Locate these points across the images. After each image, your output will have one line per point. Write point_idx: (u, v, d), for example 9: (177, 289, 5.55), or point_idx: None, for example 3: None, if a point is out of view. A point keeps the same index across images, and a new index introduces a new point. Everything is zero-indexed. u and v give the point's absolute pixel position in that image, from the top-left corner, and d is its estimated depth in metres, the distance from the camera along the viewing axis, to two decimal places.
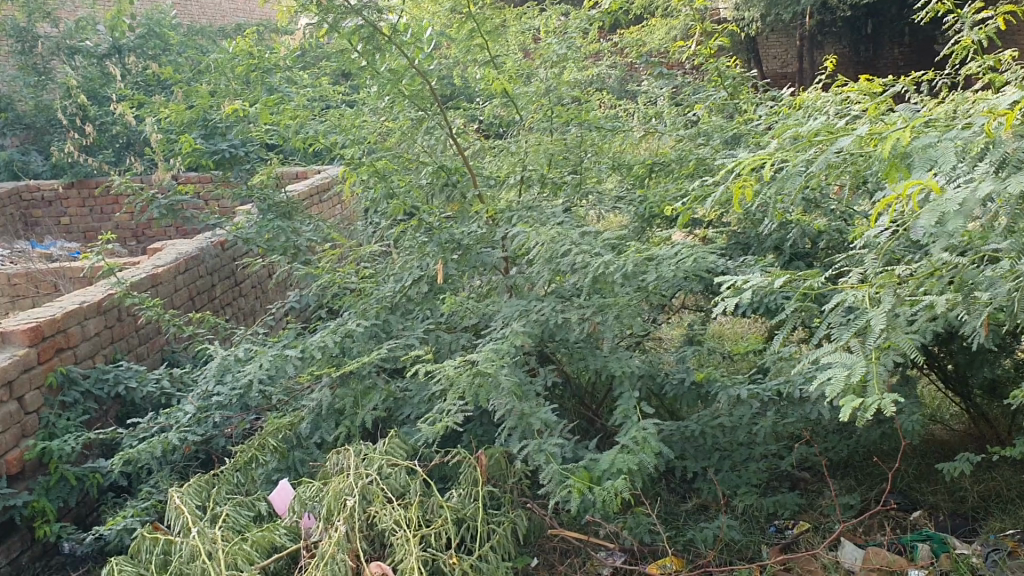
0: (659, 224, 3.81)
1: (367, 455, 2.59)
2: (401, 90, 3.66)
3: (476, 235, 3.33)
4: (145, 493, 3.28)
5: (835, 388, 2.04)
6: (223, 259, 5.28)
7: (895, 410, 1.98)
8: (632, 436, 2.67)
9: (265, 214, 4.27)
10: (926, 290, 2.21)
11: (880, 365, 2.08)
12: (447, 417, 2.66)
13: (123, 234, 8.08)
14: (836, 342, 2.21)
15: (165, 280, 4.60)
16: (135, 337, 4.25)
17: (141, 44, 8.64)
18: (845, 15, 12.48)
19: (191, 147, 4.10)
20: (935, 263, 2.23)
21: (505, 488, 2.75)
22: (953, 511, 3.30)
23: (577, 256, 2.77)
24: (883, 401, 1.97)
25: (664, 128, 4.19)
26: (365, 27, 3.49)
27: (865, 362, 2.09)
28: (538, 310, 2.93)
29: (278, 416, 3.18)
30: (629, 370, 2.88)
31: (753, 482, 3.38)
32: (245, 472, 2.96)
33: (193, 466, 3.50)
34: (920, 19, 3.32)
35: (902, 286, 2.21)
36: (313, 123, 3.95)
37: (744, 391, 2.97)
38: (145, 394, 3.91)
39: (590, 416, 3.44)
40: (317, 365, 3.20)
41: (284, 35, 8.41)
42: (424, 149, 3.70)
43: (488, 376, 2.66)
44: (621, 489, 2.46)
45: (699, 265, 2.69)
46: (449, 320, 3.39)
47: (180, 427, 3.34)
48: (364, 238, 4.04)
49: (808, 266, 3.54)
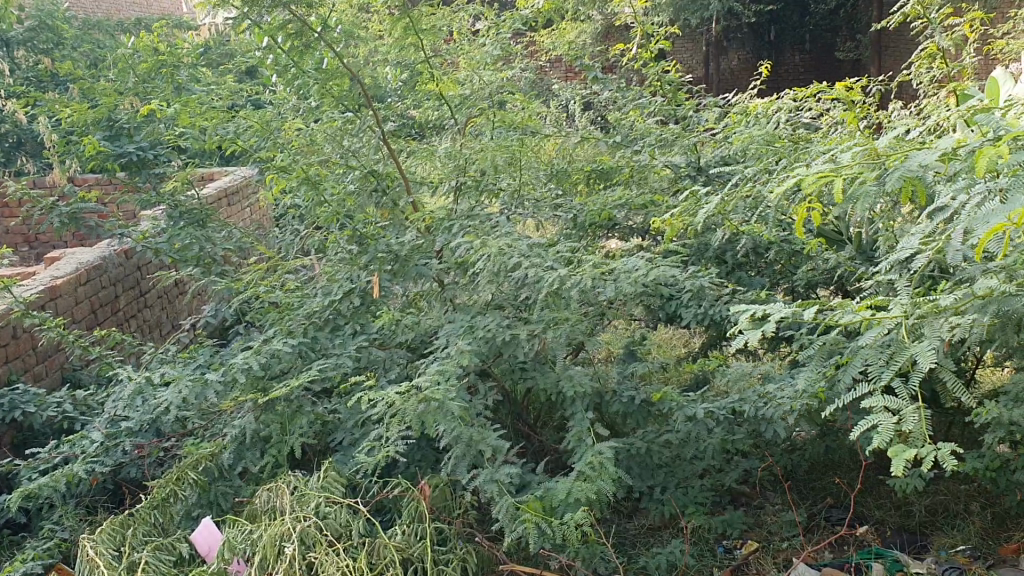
0: (598, 233, 3.67)
1: (303, 494, 2.41)
2: (330, 89, 3.46)
3: (413, 246, 3.12)
4: (47, 532, 2.97)
5: (884, 437, 1.85)
6: (128, 268, 4.94)
7: (954, 462, 1.79)
8: (588, 461, 2.52)
9: (176, 221, 3.98)
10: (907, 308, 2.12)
11: (927, 407, 1.93)
12: (389, 448, 2.47)
13: (15, 238, 7.49)
14: (876, 383, 2.03)
15: (64, 293, 4.25)
16: (32, 356, 3.90)
17: (31, 36, 8.10)
18: (753, 22, 12.65)
19: (96, 149, 3.78)
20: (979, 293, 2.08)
21: (451, 522, 2.57)
22: (900, 526, 3.24)
23: (528, 270, 2.60)
24: (940, 451, 1.79)
25: (599, 134, 4.06)
26: (292, 22, 3.27)
27: (915, 408, 1.90)
28: (483, 325, 2.74)
29: (198, 445, 2.91)
30: (581, 390, 2.72)
31: (700, 501, 3.27)
32: (163, 509, 2.70)
33: (101, 500, 3.20)
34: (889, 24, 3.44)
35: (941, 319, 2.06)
36: (232, 124, 3.67)
37: (699, 410, 2.84)
38: (45, 419, 3.58)
39: (532, 437, 3.27)
40: (241, 389, 2.95)
41: (187, 30, 8.02)
42: (354, 154, 3.47)
43: (436, 402, 2.46)
44: (582, 522, 2.31)
45: (659, 278, 2.56)
46: (382, 337, 3.17)
47: (87, 458, 3.04)
48: (286, 247, 3.78)
49: (752, 275, 3.45)
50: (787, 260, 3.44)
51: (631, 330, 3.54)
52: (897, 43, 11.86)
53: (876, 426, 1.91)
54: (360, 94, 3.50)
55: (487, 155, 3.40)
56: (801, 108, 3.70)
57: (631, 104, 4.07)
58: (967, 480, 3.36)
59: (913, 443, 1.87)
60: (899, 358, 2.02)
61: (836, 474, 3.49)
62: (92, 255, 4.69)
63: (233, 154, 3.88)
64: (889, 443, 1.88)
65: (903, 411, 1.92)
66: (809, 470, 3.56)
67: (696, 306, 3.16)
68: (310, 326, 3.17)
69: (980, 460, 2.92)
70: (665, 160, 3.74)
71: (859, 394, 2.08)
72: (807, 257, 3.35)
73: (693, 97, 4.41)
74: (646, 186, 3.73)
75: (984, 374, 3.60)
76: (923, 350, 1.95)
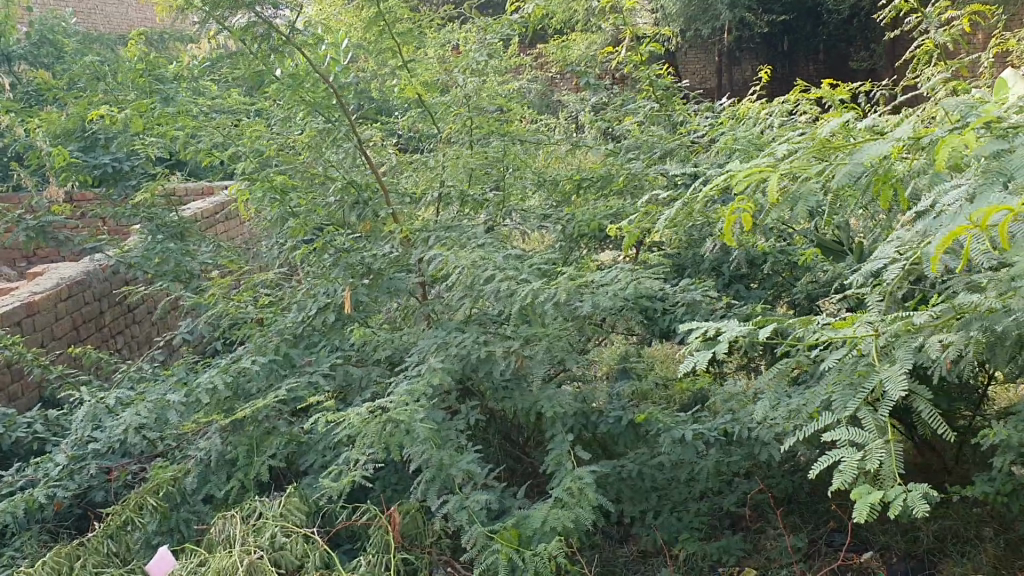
0: (588, 244, 3.52)
1: (257, 523, 2.27)
2: (301, 98, 3.27)
3: (389, 259, 3.00)
4: (6, 560, 2.83)
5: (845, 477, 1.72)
6: (113, 283, 4.82)
7: (923, 507, 1.65)
8: (566, 487, 2.35)
9: (153, 233, 3.90)
10: (888, 324, 1.96)
11: (896, 439, 1.79)
12: (353, 472, 2.31)
13: (13, 254, 7.39)
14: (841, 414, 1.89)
15: (43, 309, 4.13)
16: (6, 375, 3.78)
17: (33, 51, 8.05)
18: (763, 32, 12.50)
19: (67, 161, 3.67)
20: (959, 307, 1.93)
21: (422, 550, 2.41)
22: (906, 553, 3.06)
23: (501, 283, 2.45)
24: (907, 495, 1.65)
25: (592, 142, 3.92)
26: (258, 26, 3.18)
27: (884, 444, 1.76)
28: (457, 342, 2.60)
29: (161, 468, 2.77)
30: (562, 411, 2.56)
31: (695, 526, 3.10)
32: (119, 538, 2.57)
33: (67, 526, 3.06)
34: (885, 19, 3.26)
35: (914, 339, 1.90)
36: (207, 134, 3.56)
37: (688, 432, 2.68)
38: (14, 441, 3.45)
39: (516, 457, 3.12)
40: (206, 410, 2.81)
41: (188, 42, 7.98)
42: (333, 165, 3.33)
43: (402, 424, 2.32)
44: (556, 554, 2.14)
45: (638, 291, 2.41)
46: (359, 354, 3.03)
47: (49, 482, 2.90)
48: (266, 261, 3.65)
49: (751, 288, 3.30)
50: (785, 271, 3.29)
51: (622, 345, 3.39)
52: (910, 52, 11.67)
53: (840, 463, 1.77)
54: (334, 102, 3.33)
55: (462, 162, 3.23)
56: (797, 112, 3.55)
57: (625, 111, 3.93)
58: (979, 503, 3.17)
59: (878, 482, 1.73)
60: (868, 384, 1.88)
61: (839, 496, 3.31)
62: (75, 270, 4.57)
63: (211, 164, 3.77)
64: (853, 482, 1.74)
65: (869, 446, 1.78)
66: (812, 491, 3.39)
67: (687, 320, 3.01)
68: (283, 343, 3.03)
69: (989, 484, 2.74)
70: (658, 168, 3.60)
71: (824, 422, 1.94)
72: (805, 267, 3.20)
73: (691, 102, 4.26)
74: (639, 195, 3.58)
75: (996, 390, 3.42)
76: (894, 375, 1.78)
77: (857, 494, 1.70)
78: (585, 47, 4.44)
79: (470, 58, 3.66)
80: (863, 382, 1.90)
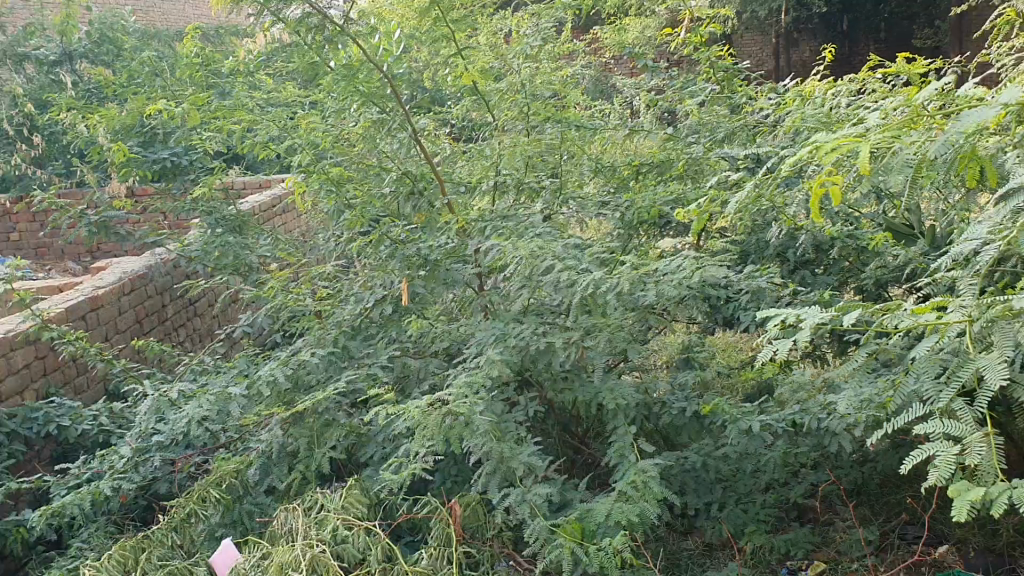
0: (648, 231, 3.46)
1: (319, 516, 2.27)
2: (357, 88, 3.22)
3: (445, 250, 2.94)
4: (74, 552, 2.87)
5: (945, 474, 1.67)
6: (174, 277, 4.87)
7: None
8: (631, 480, 2.30)
9: (212, 227, 3.94)
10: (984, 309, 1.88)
11: (996, 432, 1.73)
12: (413, 466, 2.29)
13: (77, 250, 7.52)
14: (935, 405, 1.83)
15: (106, 303, 4.18)
16: (72, 369, 3.83)
17: (92, 50, 8.17)
18: (821, 11, 12.21)
19: (125, 156, 3.71)
20: None
21: (484, 544, 2.38)
22: (984, 547, 2.95)
23: (560, 274, 2.39)
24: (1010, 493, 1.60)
25: (649, 126, 3.85)
26: (312, 17, 3.16)
27: (984, 438, 1.71)
28: (516, 333, 2.55)
29: (223, 461, 2.77)
30: (624, 403, 2.50)
31: (762, 518, 3.03)
32: (183, 530, 2.58)
33: (133, 517, 3.09)
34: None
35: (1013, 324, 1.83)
36: (262, 127, 3.56)
37: (757, 423, 2.60)
38: (81, 433, 3.50)
39: (577, 448, 3.07)
40: (266, 403, 2.81)
41: (242, 36, 8.04)
42: (387, 155, 3.31)
43: (462, 417, 2.28)
44: (622, 549, 2.09)
45: (704, 280, 2.31)
46: (417, 345, 3.01)
47: (114, 474, 2.93)
48: (324, 253, 3.66)
49: (817, 274, 3.22)
50: (852, 257, 3.19)
51: (684, 334, 3.32)
52: (972, 26, 11.31)
53: (937, 458, 1.73)
54: (391, 93, 3.28)
55: (519, 150, 3.28)
56: (866, 91, 3.43)
57: (683, 93, 3.85)
58: None
59: (980, 477, 1.69)
60: (962, 373, 1.81)
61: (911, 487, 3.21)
62: (137, 264, 4.62)
63: (268, 157, 3.78)
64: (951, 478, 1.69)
65: (968, 440, 1.72)
66: (882, 482, 3.29)
67: (752, 307, 2.93)
68: (341, 335, 3.02)
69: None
70: (719, 152, 3.52)
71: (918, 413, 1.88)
72: (874, 252, 3.10)
73: (750, 83, 4.17)
74: (700, 179, 3.50)
75: None
76: (992, 365, 1.74)
77: (955, 491, 1.65)
78: (640, 30, 4.35)
79: (524, 44, 3.60)
80: (956, 372, 1.84)
